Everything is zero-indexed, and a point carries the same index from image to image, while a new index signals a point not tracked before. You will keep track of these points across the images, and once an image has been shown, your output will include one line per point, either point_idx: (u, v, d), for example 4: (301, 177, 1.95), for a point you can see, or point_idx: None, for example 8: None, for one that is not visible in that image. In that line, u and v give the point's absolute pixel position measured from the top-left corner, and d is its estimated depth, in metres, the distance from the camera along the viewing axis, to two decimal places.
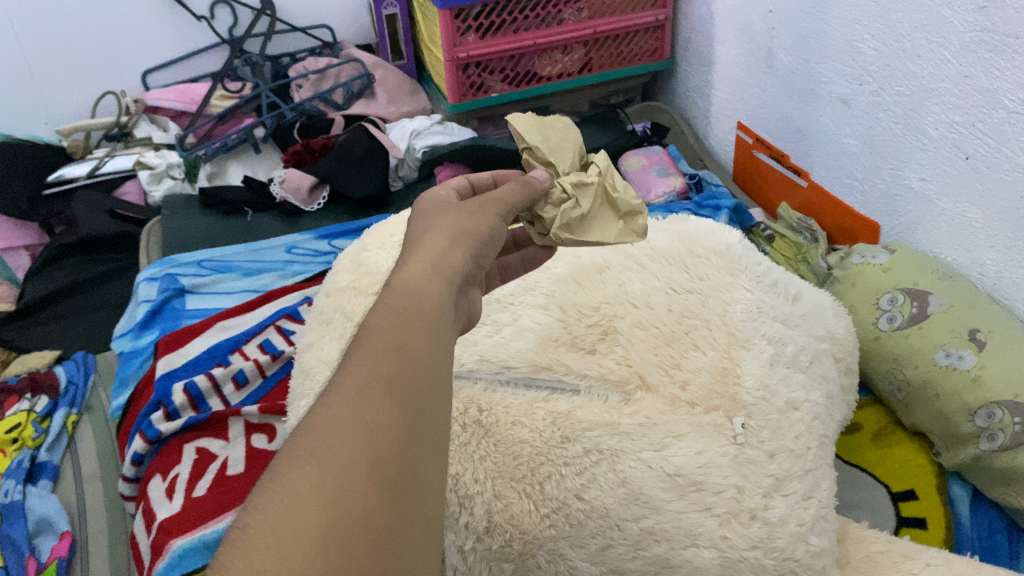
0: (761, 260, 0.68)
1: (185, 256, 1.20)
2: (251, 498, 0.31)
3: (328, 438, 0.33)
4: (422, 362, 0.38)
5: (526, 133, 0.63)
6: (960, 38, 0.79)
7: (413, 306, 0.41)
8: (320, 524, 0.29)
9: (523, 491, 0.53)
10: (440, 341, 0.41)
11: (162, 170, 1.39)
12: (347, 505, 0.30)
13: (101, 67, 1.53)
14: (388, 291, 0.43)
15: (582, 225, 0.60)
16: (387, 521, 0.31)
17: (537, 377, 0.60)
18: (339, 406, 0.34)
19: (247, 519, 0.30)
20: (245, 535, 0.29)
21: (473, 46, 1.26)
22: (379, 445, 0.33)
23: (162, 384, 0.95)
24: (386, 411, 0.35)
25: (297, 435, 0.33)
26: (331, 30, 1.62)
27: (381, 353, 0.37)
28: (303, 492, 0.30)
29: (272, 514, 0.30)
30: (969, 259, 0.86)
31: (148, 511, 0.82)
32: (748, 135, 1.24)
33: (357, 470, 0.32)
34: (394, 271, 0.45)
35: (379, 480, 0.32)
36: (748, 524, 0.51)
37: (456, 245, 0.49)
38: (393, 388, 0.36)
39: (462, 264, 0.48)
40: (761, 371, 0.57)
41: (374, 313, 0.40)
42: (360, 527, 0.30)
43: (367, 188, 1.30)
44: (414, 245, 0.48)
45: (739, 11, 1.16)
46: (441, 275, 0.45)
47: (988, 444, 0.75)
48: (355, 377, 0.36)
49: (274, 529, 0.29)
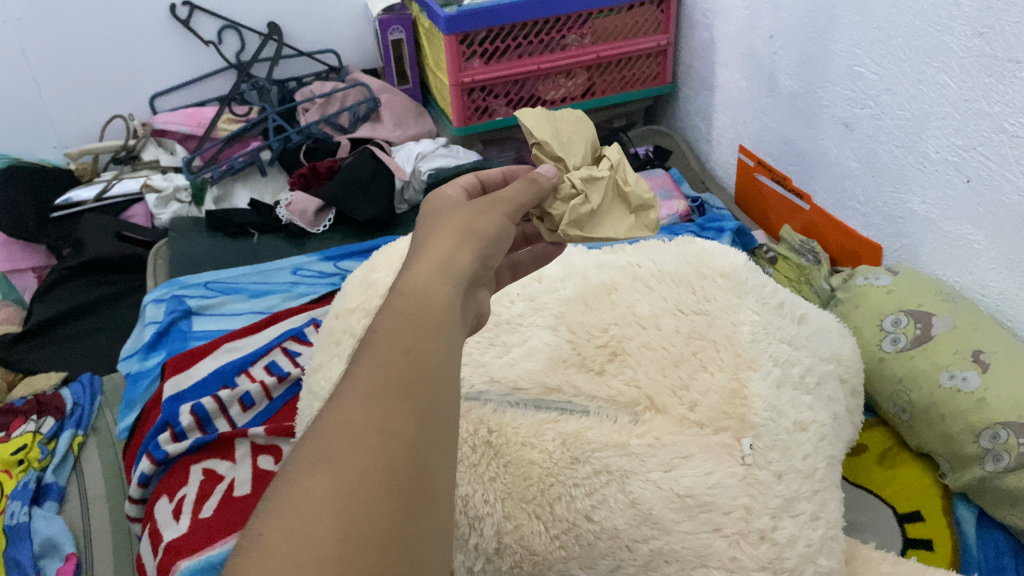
0: (767, 282, 0.68)
1: (192, 277, 1.21)
2: (265, 503, 0.32)
3: (341, 443, 0.34)
4: (432, 366, 0.39)
5: (535, 128, 0.67)
6: (960, 63, 0.80)
7: (422, 309, 0.42)
8: (336, 530, 0.30)
9: (533, 512, 0.53)
10: (450, 345, 0.42)
11: (169, 194, 1.40)
12: (362, 511, 0.31)
13: (109, 91, 1.54)
14: (396, 294, 0.43)
15: (591, 221, 0.65)
16: (400, 526, 0.32)
17: (546, 399, 0.60)
18: (352, 410, 0.35)
19: (261, 523, 0.31)
20: (261, 540, 0.30)
21: (478, 70, 1.28)
22: (392, 451, 0.34)
23: (169, 406, 0.95)
24: (397, 416, 0.36)
25: (310, 439, 0.34)
26: (337, 54, 1.64)
27: (392, 356, 0.38)
28: (317, 498, 0.31)
29: (287, 519, 0.30)
30: (971, 280, 0.87)
31: (155, 533, 0.82)
32: (750, 159, 1.25)
33: (370, 476, 0.33)
34: (403, 273, 0.46)
35: (392, 486, 0.33)
36: (757, 545, 0.51)
37: (464, 247, 0.49)
38: (403, 393, 0.37)
39: (470, 266, 0.48)
40: (769, 392, 0.58)
41: (383, 315, 0.41)
42: (373, 533, 0.31)
43: (372, 211, 1.31)
44: (421, 245, 0.50)
45: (741, 36, 1.18)
46: (449, 283, 0.46)
47: (993, 465, 0.75)
48: (367, 381, 0.37)
49: (290, 535, 0.30)
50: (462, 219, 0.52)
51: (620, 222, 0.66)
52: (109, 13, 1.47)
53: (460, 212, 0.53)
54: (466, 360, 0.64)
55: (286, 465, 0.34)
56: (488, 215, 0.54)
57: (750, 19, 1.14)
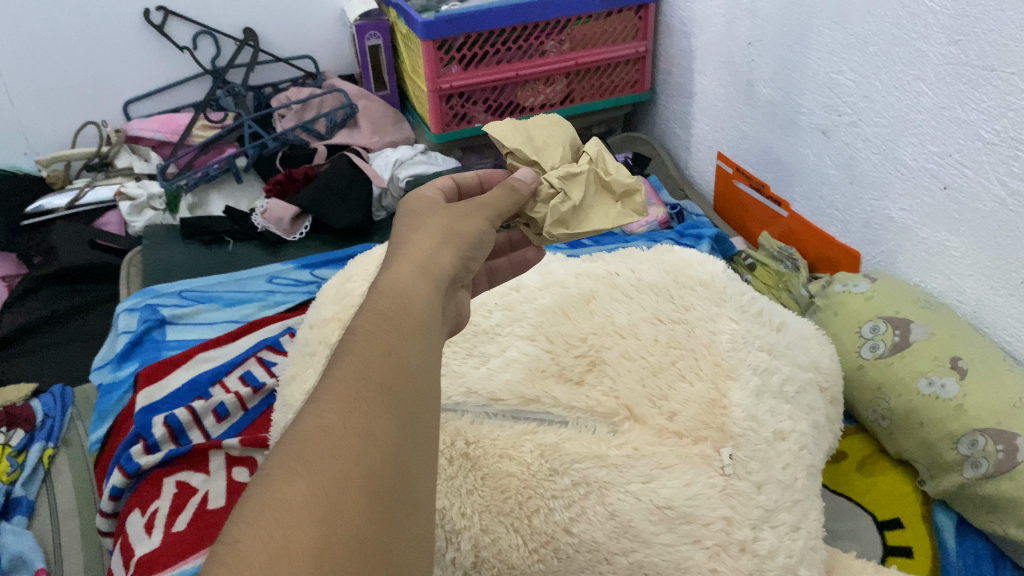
0: (746, 290, 0.68)
1: (166, 286, 1.19)
2: (240, 509, 0.31)
3: (318, 450, 0.34)
4: (410, 370, 0.39)
5: (507, 137, 0.67)
6: (935, 71, 0.80)
7: (401, 311, 0.43)
8: (314, 536, 0.30)
9: (510, 525, 0.52)
10: (429, 351, 0.42)
11: (143, 201, 1.38)
12: (341, 518, 0.31)
13: (82, 97, 1.52)
14: (375, 295, 0.44)
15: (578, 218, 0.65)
16: (379, 533, 0.32)
17: (524, 410, 0.59)
18: (330, 414, 0.35)
19: (237, 530, 0.30)
20: (239, 547, 0.29)
21: (457, 77, 1.27)
22: (371, 456, 0.34)
23: (142, 417, 0.94)
24: (377, 422, 0.36)
25: (287, 442, 0.34)
26: (314, 60, 1.63)
27: (371, 359, 0.39)
28: (295, 505, 0.31)
29: (265, 526, 0.30)
30: (949, 287, 0.87)
31: (126, 547, 0.81)
32: (728, 166, 1.26)
33: (349, 483, 0.33)
34: (382, 273, 0.47)
35: (371, 493, 0.33)
36: (738, 556, 0.51)
37: (446, 247, 0.50)
38: (382, 399, 0.37)
39: (450, 266, 0.49)
40: (748, 402, 0.57)
41: (362, 317, 0.42)
42: (353, 540, 0.31)
43: (349, 218, 1.30)
44: (401, 245, 0.51)
45: (718, 43, 1.18)
46: (428, 285, 0.46)
47: (972, 472, 0.74)
48: (346, 385, 0.37)
49: (268, 543, 0.29)
50: (441, 230, 0.51)
51: (607, 213, 0.66)
52: (82, 19, 1.45)
53: (438, 221, 0.52)
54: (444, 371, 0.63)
55: (263, 471, 0.33)
56: (467, 226, 0.53)
57: (727, 26, 1.14)
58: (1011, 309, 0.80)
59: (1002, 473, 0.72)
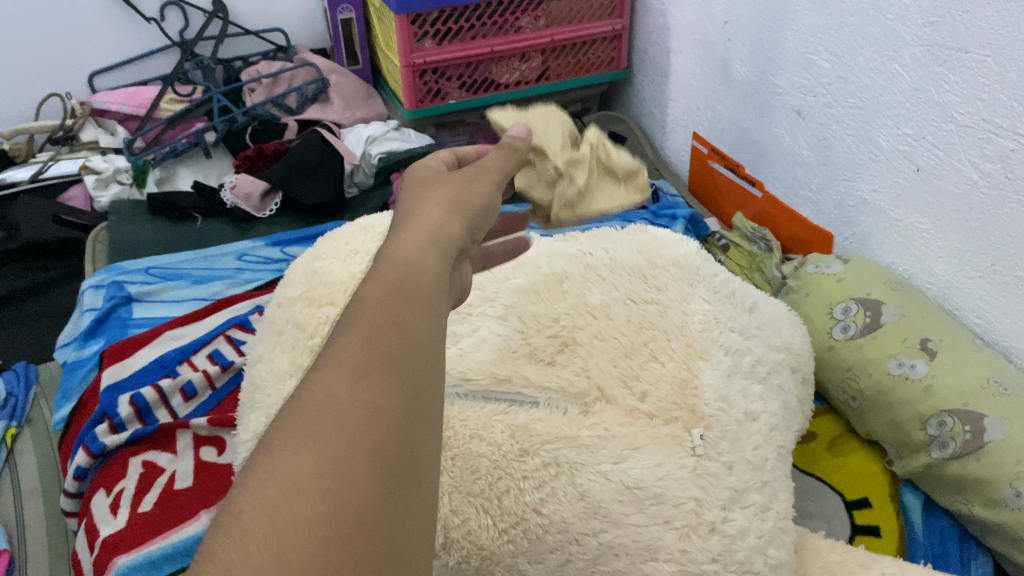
0: (719, 271, 0.67)
1: (132, 263, 1.17)
2: (239, 484, 0.29)
3: (323, 421, 0.31)
4: (419, 342, 0.37)
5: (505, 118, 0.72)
6: (912, 51, 0.80)
7: (408, 278, 0.40)
8: (320, 513, 0.28)
9: (480, 506, 0.52)
10: (437, 322, 0.39)
11: (109, 175, 1.35)
12: (349, 494, 0.29)
13: (46, 68, 1.48)
14: (382, 263, 0.41)
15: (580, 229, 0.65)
16: (387, 511, 0.30)
17: (495, 390, 0.59)
18: (338, 385, 0.33)
19: (237, 504, 0.28)
20: (243, 520, 0.27)
21: (430, 52, 1.25)
22: (379, 430, 0.32)
23: (106, 396, 0.92)
24: (385, 395, 0.33)
25: (293, 413, 0.32)
26: (285, 34, 1.60)
27: (379, 329, 0.36)
28: (298, 479, 0.29)
29: (267, 501, 0.28)
30: (919, 269, 0.87)
31: (90, 528, 0.79)
32: (703, 146, 1.25)
33: (357, 457, 0.30)
34: (388, 243, 0.44)
35: (379, 470, 0.31)
36: (708, 537, 0.50)
37: (453, 217, 0.48)
38: (391, 370, 0.34)
39: (459, 236, 0.47)
40: (719, 382, 0.57)
41: (370, 284, 0.39)
42: (361, 519, 0.29)
43: (321, 195, 1.28)
44: (405, 216, 0.48)
45: (695, 21, 1.17)
46: (434, 255, 0.44)
47: (939, 452, 0.75)
48: (353, 355, 0.34)
49: (270, 518, 0.27)
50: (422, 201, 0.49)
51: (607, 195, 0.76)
52: None
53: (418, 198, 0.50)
54: None
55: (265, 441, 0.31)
56: (470, 195, 0.51)
57: (704, 5, 1.14)
58: (981, 291, 0.80)
59: (969, 454, 0.73)
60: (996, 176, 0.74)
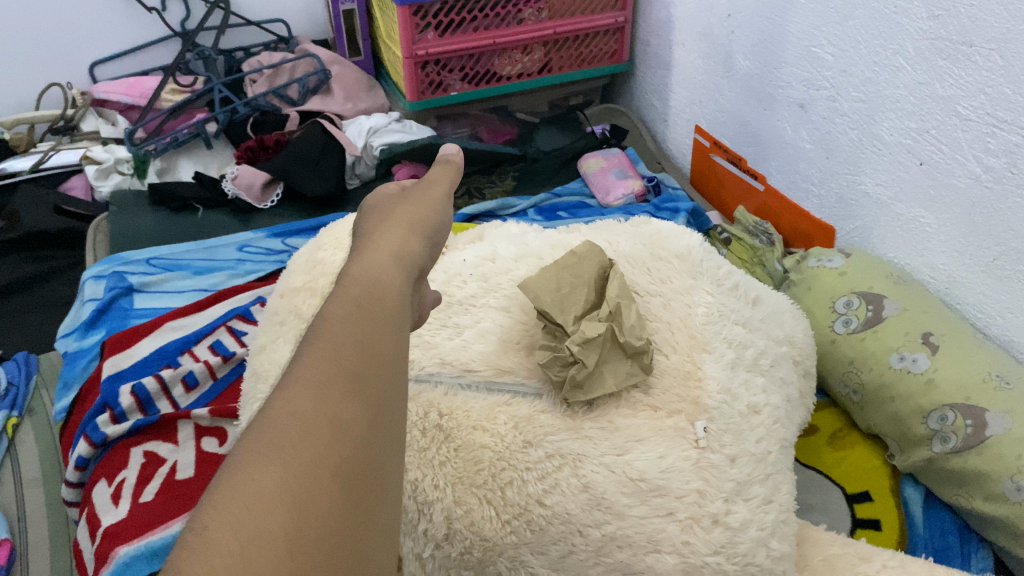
0: (722, 263, 0.66)
1: (134, 253, 1.17)
2: (208, 497, 0.31)
3: (289, 435, 0.34)
4: (382, 360, 0.40)
5: None
6: (915, 45, 0.80)
7: (372, 298, 0.43)
8: (286, 523, 0.30)
9: (483, 497, 0.52)
10: (399, 340, 0.42)
11: (109, 166, 1.34)
12: (313, 505, 0.31)
13: (46, 58, 1.48)
14: (345, 283, 0.44)
15: (611, 328, 0.58)
16: (350, 521, 0.32)
17: (499, 381, 0.58)
18: (302, 401, 0.36)
19: (204, 519, 0.30)
20: (210, 533, 0.30)
21: (433, 43, 1.25)
22: (342, 444, 0.34)
23: (107, 386, 0.92)
24: (349, 410, 0.36)
25: (259, 429, 0.34)
26: (286, 24, 1.60)
27: (343, 347, 0.39)
28: (265, 491, 0.31)
29: (233, 513, 0.30)
30: (921, 263, 0.87)
31: (92, 518, 0.80)
32: (705, 139, 1.25)
33: (322, 469, 0.33)
34: (353, 261, 0.47)
35: (343, 482, 0.33)
36: (711, 529, 0.51)
37: (413, 236, 0.52)
38: (353, 387, 0.37)
39: (420, 255, 0.51)
40: (722, 374, 0.57)
41: (334, 304, 0.42)
42: (325, 529, 0.31)
43: (322, 185, 1.28)
44: (368, 238, 0.51)
45: (698, 14, 1.17)
46: (395, 276, 0.46)
47: (941, 446, 0.75)
48: (316, 373, 0.37)
49: (238, 531, 0.30)
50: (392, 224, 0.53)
51: None
52: None
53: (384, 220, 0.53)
54: (415, 342, 0.60)
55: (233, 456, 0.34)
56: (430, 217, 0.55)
57: None
58: (983, 285, 0.80)
59: (970, 447, 0.73)
60: (999, 170, 0.74)
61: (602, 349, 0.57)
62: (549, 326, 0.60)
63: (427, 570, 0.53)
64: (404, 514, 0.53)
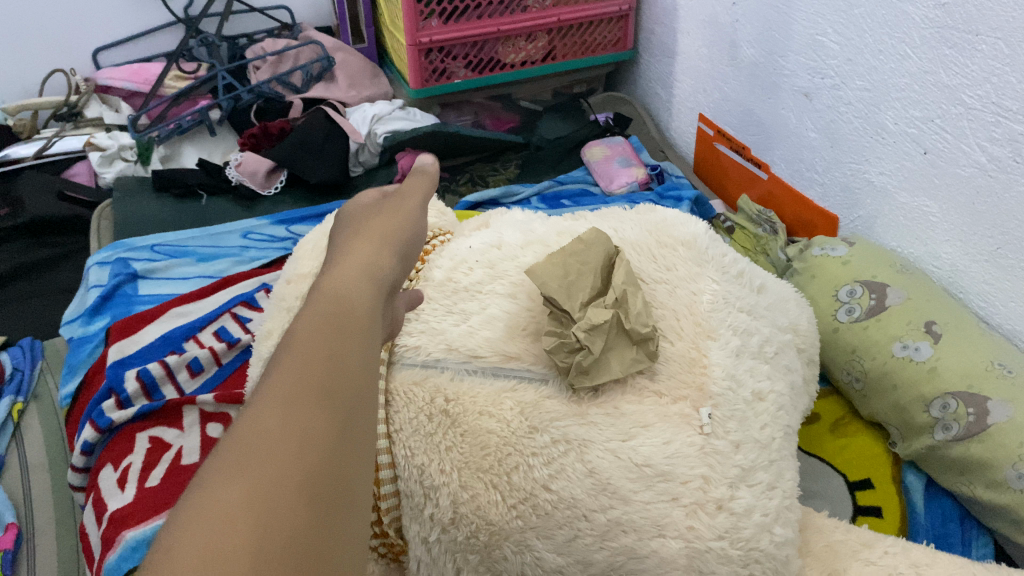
0: (728, 251, 0.66)
1: (138, 240, 1.18)
2: (170, 521, 0.33)
3: (253, 454, 0.35)
4: (352, 372, 0.41)
5: None
6: (920, 34, 0.80)
7: (348, 309, 0.44)
8: (244, 544, 0.31)
9: (489, 482, 0.52)
10: (373, 351, 0.43)
11: (113, 152, 1.35)
12: (272, 528, 0.32)
13: (50, 44, 1.47)
14: (318, 294, 0.45)
15: (617, 315, 0.57)
16: (316, 538, 0.33)
17: (504, 367, 0.58)
18: (267, 419, 0.37)
19: (163, 544, 0.32)
20: (169, 556, 0.31)
21: (436, 31, 1.25)
22: (308, 460, 0.35)
23: (113, 371, 0.93)
24: (317, 424, 0.37)
25: (224, 448, 0.36)
26: (290, 11, 1.59)
27: (312, 361, 0.40)
28: (224, 512, 0.32)
29: (194, 535, 0.32)
30: (925, 252, 0.88)
31: (98, 503, 0.80)
32: (709, 128, 1.25)
33: (284, 487, 0.34)
34: (329, 273, 0.48)
35: (307, 497, 0.34)
36: (714, 514, 0.51)
37: (384, 248, 0.52)
38: (322, 400, 0.38)
39: (391, 267, 0.50)
40: (727, 362, 0.57)
41: (308, 316, 0.43)
42: (288, 548, 0.32)
43: (325, 173, 1.28)
44: (342, 249, 0.51)
45: (703, 2, 1.17)
46: (370, 284, 0.47)
47: (943, 434, 0.76)
48: (283, 387, 0.38)
49: (198, 555, 0.31)
50: (371, 235, 0.52)
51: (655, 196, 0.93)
52: None
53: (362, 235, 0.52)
54: (421, 329, 0.60)
55: (199, 478, 0.35)
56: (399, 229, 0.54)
57: None
58: (986, 274, 0.80)
59: (972, 436, 0.73)
60: (1003, 160, 0.74)
61: (608, 336, 0.57)
62: (555, 312, 0.60)
63: (433, 553, 0.54)
64: (411, 498, 0.54)
